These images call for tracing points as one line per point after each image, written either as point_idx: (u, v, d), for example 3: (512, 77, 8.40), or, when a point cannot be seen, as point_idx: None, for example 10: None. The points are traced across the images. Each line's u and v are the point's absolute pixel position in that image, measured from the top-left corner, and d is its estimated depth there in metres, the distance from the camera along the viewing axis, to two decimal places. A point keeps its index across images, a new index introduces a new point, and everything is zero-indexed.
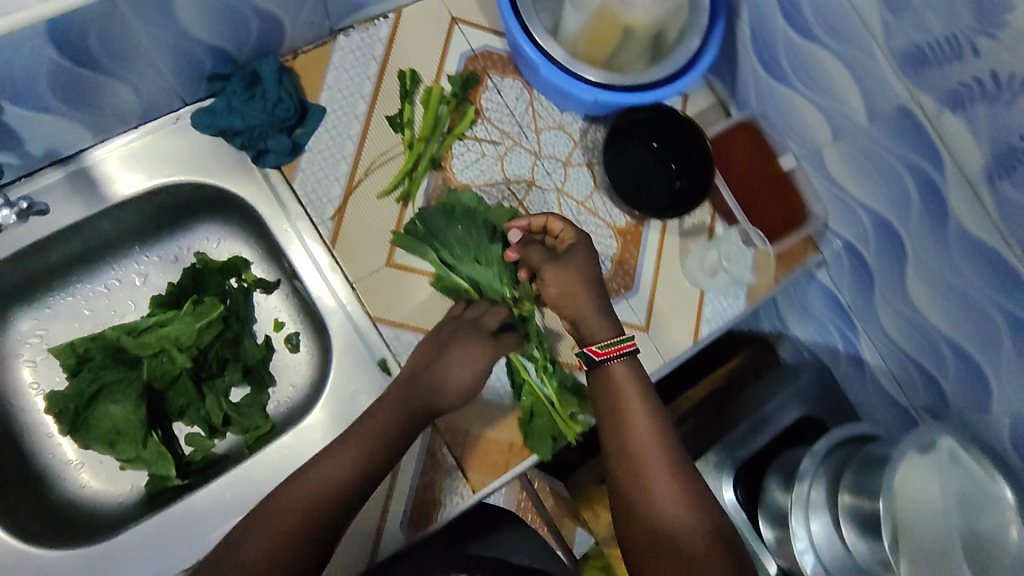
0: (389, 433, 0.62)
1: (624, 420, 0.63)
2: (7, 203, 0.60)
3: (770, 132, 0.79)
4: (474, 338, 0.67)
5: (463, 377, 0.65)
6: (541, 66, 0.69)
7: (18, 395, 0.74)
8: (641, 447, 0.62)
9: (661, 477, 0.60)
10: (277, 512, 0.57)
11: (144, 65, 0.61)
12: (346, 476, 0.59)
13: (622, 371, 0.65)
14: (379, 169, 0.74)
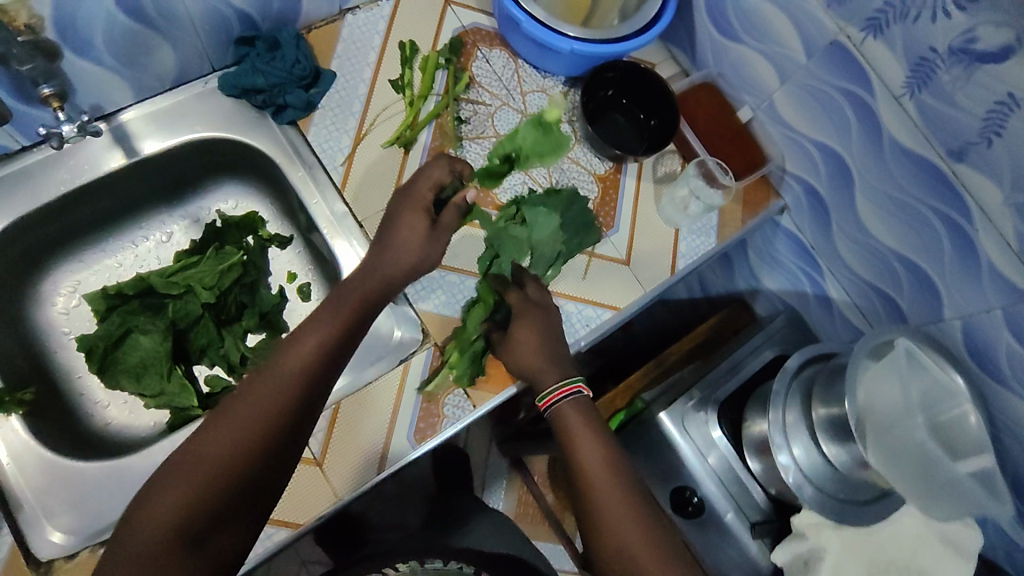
0: (354, 311, 0.62)
1: (577, 462, 0.63)
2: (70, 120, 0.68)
3: (727, 90, 0.91)
4: (419, 210, 0.68)
5: (412, 247, 0.66)
6: (525, 22, 0.79)
7: (52, 337, 0.79)
8: (592, 483, 0.61)
9: (619, 518, 0.58)
10: (247, 401, 0.55)
11: (184, 22, 0.72)
12: (311, 357, 0.58)
13: (568, 412, 0.65)
14: (382, 123, 0.83)
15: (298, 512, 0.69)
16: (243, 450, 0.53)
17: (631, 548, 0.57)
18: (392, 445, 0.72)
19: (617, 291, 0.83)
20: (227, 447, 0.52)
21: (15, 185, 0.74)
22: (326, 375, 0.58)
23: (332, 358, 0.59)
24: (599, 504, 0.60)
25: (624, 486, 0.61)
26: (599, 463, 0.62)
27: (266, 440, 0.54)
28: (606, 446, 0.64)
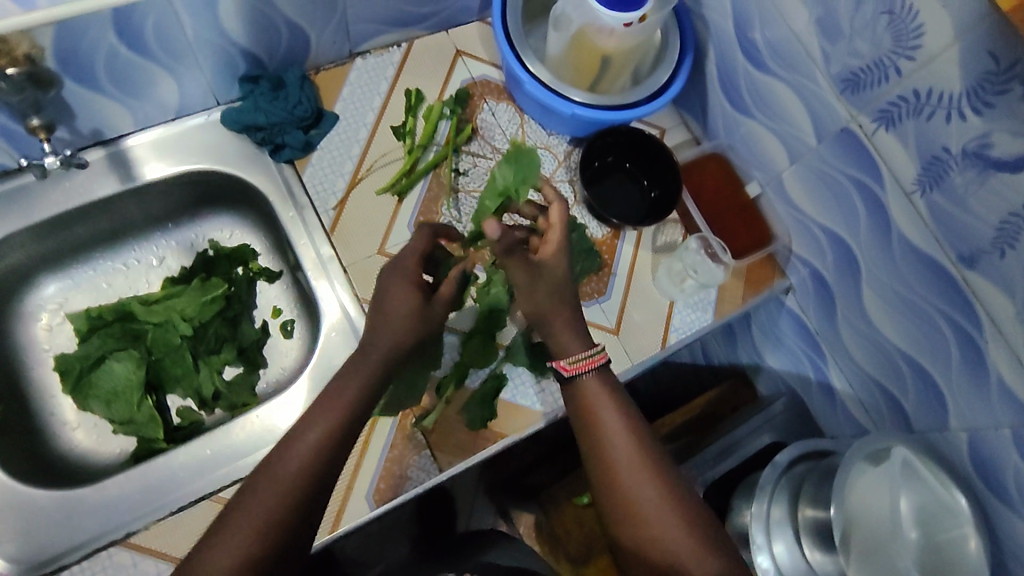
0: (358, 396, 0.60)
1: (602, 440, 0.60)
2: (53, 152, 0.70)
3: (737, 162, 0.88)
4: (412, 286, 0.65)
5: (398, 330, 0.62)
6: (527, 83, 0.78)
7: (31, 354, 0.79)
8: (618, 463, 0.59)
9: (648, 500, 0.57)
10: (254, 500, 0.53)
11: (190, 59, 0.73)
12: (320, 448, 0.56)
13: (592, 388, 0.62)
14: (379, 169, 0.82)
15: None
16: (255, 555, 0.51)
17: (664, 527, 0.57)
18: (349, 504, 0.70)
19: None
20: (239, 552, 0.50)
21: (10, 202, 0.75)
22: (332, 463, 0.57)
23: (332, 451, 0.57)
24: (626, 485, 0.58)
25: (651, 470, 0.59)
26: (624, 440, 0.60)
27: (278, 538, 0.52)
28: (631, 426, 0.61)
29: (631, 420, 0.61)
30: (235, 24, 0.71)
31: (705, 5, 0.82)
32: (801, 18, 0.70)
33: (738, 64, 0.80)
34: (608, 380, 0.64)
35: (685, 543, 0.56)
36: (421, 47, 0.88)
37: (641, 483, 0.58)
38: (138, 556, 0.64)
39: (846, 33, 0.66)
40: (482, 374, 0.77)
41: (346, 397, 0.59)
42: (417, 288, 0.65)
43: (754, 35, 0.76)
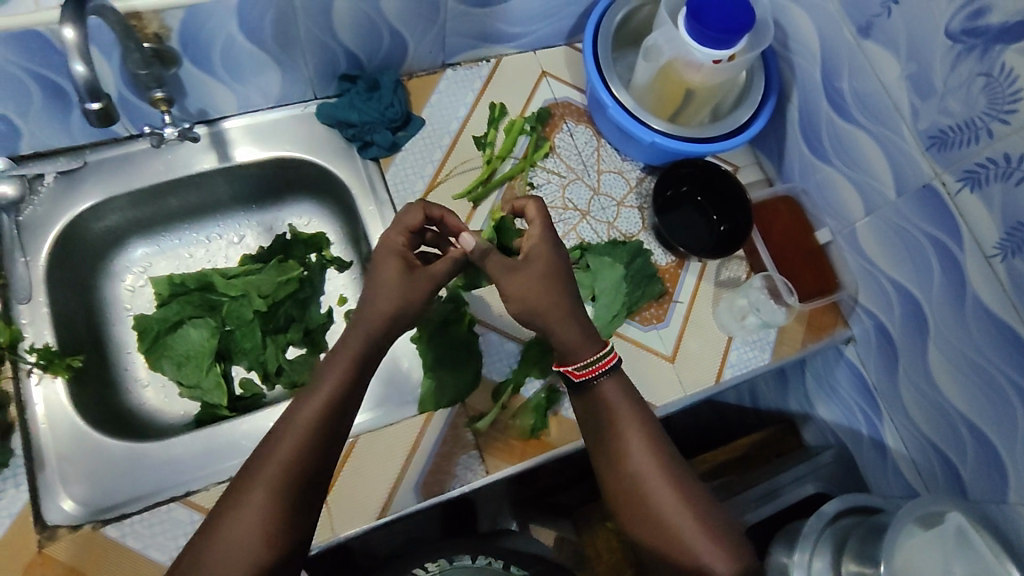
0: (349, 371, 0.60)
1: (615, 429, 0.63)
2: (174, 124, 0.73)
3: (810, 208, 0.89)
4: (398, 255, 0.66)
5: (391, 293, 0.63)
6: (611, 108, 0.80)
7: (113, 311, 0.84)
8: (631, 451, 0.62)
9: (660, 484, 0.60)
10: (261, 477, 0.55)
11: (297, 53, 0.77)
12: (316, 421, 0.57)
13: (609, 388, 0.64)
14: (458, 175, 0.86)
15: None
16: (267, 527, 0.53)
17: (674, 511, 0.59)
18: (398, 493, 0.72)
19: (656, 387, 0.81)
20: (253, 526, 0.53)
21: (118, 168, 0.80)
22: (322, 449, 0.57)
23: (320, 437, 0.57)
24: (640, 475, 0.61)
25: (662, 456, 0.62)
26: (638, 429, 0.62)
27: (280, 517, 0.54)
28: (644, 417, 0.64)
29: (641, 412, 0.64)
30: (344, 25, 0.75)
31: (793, 52, 0.83)
32: (892, 73, 0.71)
33: (821, 111, 0.81)
34: (625, 385, 0.65)
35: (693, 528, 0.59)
36: (509, 64, 0.92)
37: (655, 468, 0.61)
38: (198, 516, 0.67)
39: (939, 91, 0.67)
40: (535, 386, 0.79)
41: (338, 372, 0.60)
42: (404, 259, 0.66)
43: (841, 84, 0.77)
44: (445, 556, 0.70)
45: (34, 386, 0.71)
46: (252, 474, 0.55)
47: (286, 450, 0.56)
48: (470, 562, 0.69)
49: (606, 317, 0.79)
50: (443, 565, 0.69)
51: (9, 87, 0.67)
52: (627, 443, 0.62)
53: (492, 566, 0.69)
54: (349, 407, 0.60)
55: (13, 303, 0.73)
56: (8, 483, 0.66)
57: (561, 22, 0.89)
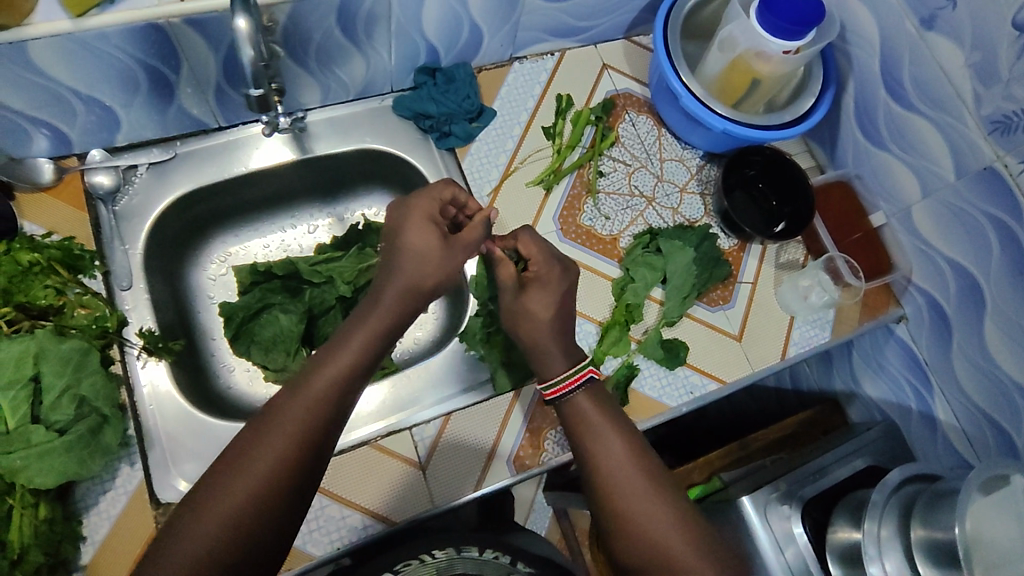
0: (363, 349, 0.62)
1: (590, 442, 0.64)
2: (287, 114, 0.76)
3: (863, 193, 0.93)
4: (431, 226, 0.70)
5: (421, 265, 0.68)
6: (683, 95, 0.84)
7: (199, 299, 0.86)
8: (606, 463, 0.62)
9: (634, 491, 0.61)
10: (265, 437, 0.54)
11: (384, 46, 0.80)
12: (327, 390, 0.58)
13: (585, 402, 0.66)
14: (530, 163, 0.89)
15: (394, 509, 0.74)
16: (262, 489, 0.52)
17: (649, 516, 0.59)
18: (492, 466, 0.76)
19: (726, 364, 0.85)
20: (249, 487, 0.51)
21: (205, 158, 0.82)
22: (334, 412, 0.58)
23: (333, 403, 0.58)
24: (614, 485, 0.61)
25: (639, 466, 0.62)
26: (616, 441, 0.64)
27: (285, 477, 0.53)
28: (620, 430, 0.65)
29: (623, 429, 0.66)
30: (430, 19, 0.79)
31: (851, 43, 0.87)
32: (955, 62, 0.75)
33: (879, 99, 0.86)
34: (601, 400, 0.68)
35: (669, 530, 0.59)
36: (573, 57, 0.95)
37: (628, 479, 0.61)
38: None
39: (1004, 78, 0.71)
40: (614, 364, 0.83)
41: (352, 349, 0.62)
42: (438, 229, 0.70)
43: (900, 73, 0.82)
44: (454, 545, 0.71)
45: (139, 368, 0.73)
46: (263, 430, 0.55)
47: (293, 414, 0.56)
48: (478, 556, 0.71)
49: (677, 298, 0.83)
50: (451, 554, 0.70)
51: (120, 79, 0.69)
52: (604, 453, 0.63)
53: (499, 561, 0.71)
54: (359, 383, 0.61)
55: (115, 289, 0.75)
56: (123, 461, 0.68)
57: (625, 16, 0.93)
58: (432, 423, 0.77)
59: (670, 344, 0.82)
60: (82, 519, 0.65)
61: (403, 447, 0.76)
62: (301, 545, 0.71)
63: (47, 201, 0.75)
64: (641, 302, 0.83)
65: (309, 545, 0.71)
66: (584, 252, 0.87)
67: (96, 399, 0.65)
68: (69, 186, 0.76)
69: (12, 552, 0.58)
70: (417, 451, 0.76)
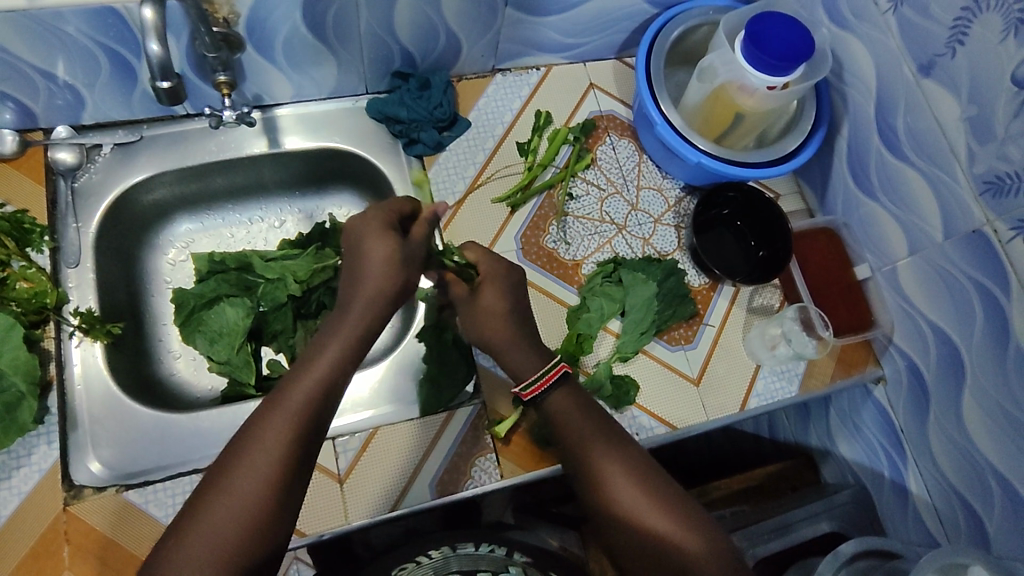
0: (340, 362, 0.60)
1: (573, 438, 0.64)
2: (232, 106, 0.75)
3: (850, 242, 0.87)
4: (388, 235, 0.67)
5: (383, 279, 0.65)
6: (658, 124, 0.80)
7: (154, 282, 0.86)
8: (593, 457, 0.63)
9: (624, 484, 0.61)
10: (244, 464, 0.54)
11: (355, 47, 0.79)
12: (304, 408, 0.57)
13: (560, 398, 0.67)
14: (498, 179, 0.87)
15: (305, 521, 0.70)
16: (255, 509, 0.52)
17: (642, 510, 0.59)
18: (414, 487, 0.72)
19: (679, 409, 0.81)
20: (236, 515, 0.52)
21: (172, 144, 0.82)
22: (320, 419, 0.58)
23: (318, 411, 0.58)
24: (606, 480, 0.61)
25: (627, 457, 0.63)
26: (599, 440, 0.63)
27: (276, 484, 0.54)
28: (606, 428, 0.65)
29: (607, 427, 0.65)
30: (402, 23, 0.77)
31: (847, 84, 0.82)
32: (950, 113, 0.70)
33: (871, 145, 0.80)
34: (584, 398, 0.67)
35: (667, 522, 0.58)
36: (558, 73, 0.93)
37: (619, 472, 0.61)
38: None
39: (999, 136, 0.65)
40: None
41: (326, 361, 0.60)
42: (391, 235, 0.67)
43: (894, 120, 0.76)
44: (448, 544, 0.69)
45: (74, 348, 0.73)
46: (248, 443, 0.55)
47: (270, 439, 0.55)
48: (474, 550, 0.68)
49: (633, 333, 0.79)
50: (446, 553, 0.68)
51: (82, 59, 0.69)
52: (593, 454, 0.63)
53: (494, 554, 0.68)
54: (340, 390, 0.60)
55: (62, 266, 0.75)
56: (41, 439, 0.68)
57: (614, 36, 0.90)
58: (356, 435, 0.74)
59: (619, 381, 0.78)
60: None
61: (323, 456, 0.72)
62: None
63: (7, 171, 0.76)
64: (595, 333, 0.79)
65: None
66: (542, 275, 0.83)
67: (14, 373, 0.64)
68: (31, 159, 0.77)
69: None
70: (337, 462, 0.72)
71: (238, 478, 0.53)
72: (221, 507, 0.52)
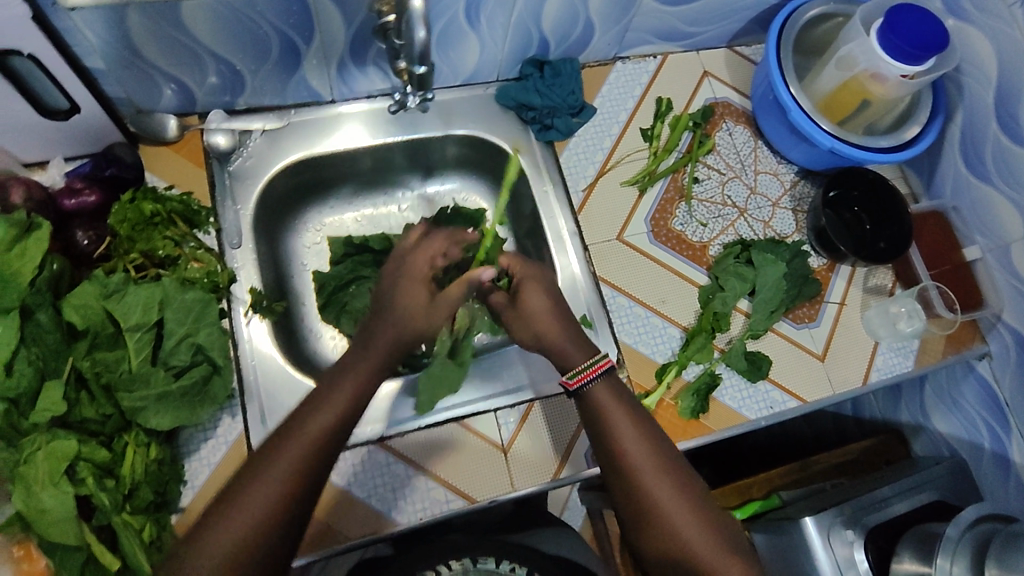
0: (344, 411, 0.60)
1: (611, 430, 0.66)
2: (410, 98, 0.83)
3: (959, 225, 0.92)
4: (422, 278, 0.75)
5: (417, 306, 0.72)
6: (791, 108, 0.83)
7: (294, 265, 0.89)
8: (632, 457, 0.64)
9: (656, 482, 0.62)
10: (234, 513, 0.53)
11: (500, 35, 0.81)
12: (299, 464, 0.56)
13: (601, 392, 0.68)
14: (625, 164, 0.90)
15: (475, 488, 0.75)
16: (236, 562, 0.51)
17: (669, 507, 0.61)
18: (571, 458, 0.77)
19: (808, 383, 0.85)
20: (251, 526, 0.52)
21: (317, 129, 0.84)
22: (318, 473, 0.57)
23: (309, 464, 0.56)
24: (641, 478, 0.63)
25: (656, 456, 0.64)
26: (632, 433, 0.65)
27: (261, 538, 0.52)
28: (639, 420, 0.66)
29: (638, 417, 0.67)
30: (550, 13, 0.80)
31: (966, 74, 0.86)
32: None
33: (989, 132, 0.84)
34: (619, 389, 0.69)
35: (696, 527, 0.61)
36: (674, 61, 0.96)
37: (649, 469, 0.63)
38: (395, 458, 0.75)
39: None
40: (697, 370, 0.83)
41: (346, 397, 0.62)
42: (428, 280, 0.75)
43: (1017, 106, 0.80)
44: (471, 556, 0.72)
45: (244, 325, 0.76)
46: (241, 488, 0.54)
47: (263, 490, 0.54)
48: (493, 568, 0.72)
49: (765, 312, 0.83)
50: (466, 565, 0.71)
51: (256, 45, 0.72)
52: (625, 445, 0.64)
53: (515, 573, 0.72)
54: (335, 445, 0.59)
55: (226, 247, 0.78)
56: (225, 412, 0.71)
57: (732, 25, 0.93)
58: (516, 408, 0.79)
59: (753, 356, 0.83)
60: (183, 463, 0.68)
61: (487, 427, 0.78)
62: (386, 511, 0.73)
63: (169, 154, 0.78)
64: (729, 311, 0.83)
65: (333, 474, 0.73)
66: (672, 256, 0.87)
67: (211, 348, 0.67)
68: (190, 143, 0.79)
69: (124, 485, 0.61)
70: (500, 434, 0.78)
71: (253, 492, 0.54)
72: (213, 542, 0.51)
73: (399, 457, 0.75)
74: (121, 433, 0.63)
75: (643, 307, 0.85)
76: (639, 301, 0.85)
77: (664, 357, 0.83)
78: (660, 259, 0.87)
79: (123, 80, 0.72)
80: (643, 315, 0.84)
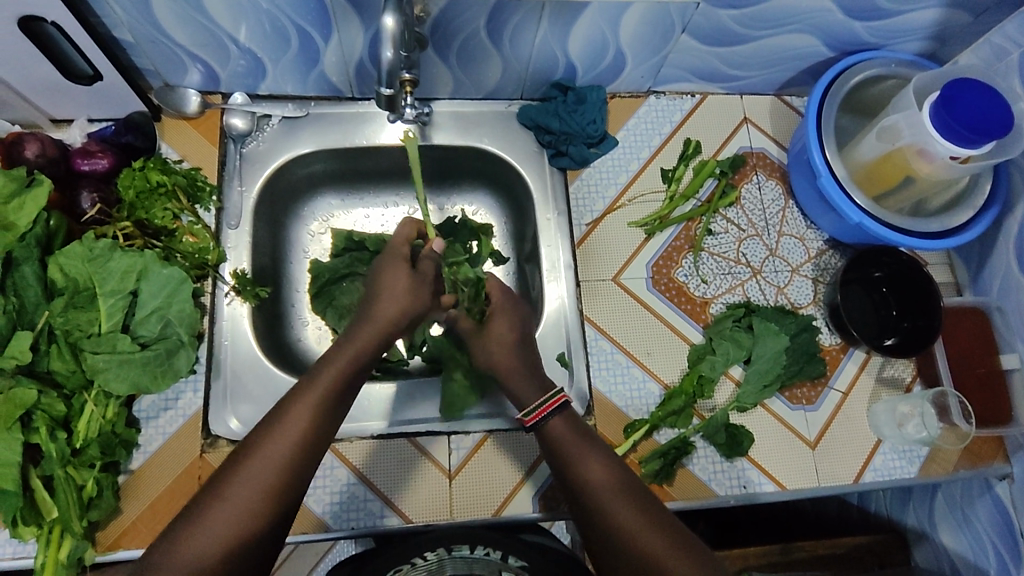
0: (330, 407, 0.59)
1: (574, 466, 0.62)
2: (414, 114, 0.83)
3: (1002, 328, 0.82)
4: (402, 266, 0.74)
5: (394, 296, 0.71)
6: (822, 175, 0.77)
7: (295, 252, 0.90)
8: (605, 495, 0.59)
9: (618, 504, 0.58)
10: (217, 508, 0.52)
11: (523, 55, 0.79)
12: (287, 461, 0.55)
13: (559, 428, 0.65)
14: (639, 203, 0.86)
15: (414, 509, 0.74)
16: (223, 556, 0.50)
17: (633, 528, 0.56)
18: (517, 496, 0.75)
19: (792, 468, 0.79)
20: (233, 519, 0.51)
21: (332, 123, 0.85)
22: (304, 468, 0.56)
23: (298, 461, 0.56)
24: (601, 500, 0.59)
25: (615, 477, 0.61)
26: (592, 459, 0.62)
27: (246, 532, 0.51)
28: (596, 449, 0.63)
29: (595, 444, 0.64)
30: (577, 39, 0.77)
31: None
32: None
33: None
34: (578, 424, 0.66)
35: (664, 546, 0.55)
36: (713, 103, 0.91)
37: (608, 491, 0.59)
38: (339, 463, 0.75)
39: None
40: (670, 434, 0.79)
41: (330, 384, 0.60)
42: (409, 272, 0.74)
43: None
44: (444, 545, 0.64)
45: (224, 304, 0.78)
46: (224, 483, 0.53)
47: (250, 485, 0.53)
48: (468, 553, 0.64)
49: (756, 384, 0.77)
50: (441, 555, 0.64)
51: (274, 37, 0.73)
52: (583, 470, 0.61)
53: (489, 558, 0.64)
54: (321, 443, 0.58)
55: (223, 226, 0.80)
56: (188, 387, 0.74)
57: (781, 73, 0.87)
58: (471, 435, 0.77)
59: (734, 430, 0.77)
60: (138, 429, 0.71)
61: (436, 448, 0.76)
62: (322, 515, 0.73)
63: (186, 129, 0.81)
64: (716, 377, 0.78)
65: (310, 500, 0.73)
66: (668, 307, 0.83)
67: (179, 324, 0.69)
68: (209, 120, 0.82)
69: (75, 440, 0.64)
70: (449, 458, 0.76)
71: (242, 480, 0.53)
72: (193, 537, 0.50)
73: (347, 466, 0.75)
74: (82, 391, 0.66)
75: (626, 355, 0.81)
76: (622, 349, 0.81)
77: (640, 413, 0.79)
78: (654, 308, 0.83)
79: (151, 55, 0.75)
80: (624, 364, 0.80)
